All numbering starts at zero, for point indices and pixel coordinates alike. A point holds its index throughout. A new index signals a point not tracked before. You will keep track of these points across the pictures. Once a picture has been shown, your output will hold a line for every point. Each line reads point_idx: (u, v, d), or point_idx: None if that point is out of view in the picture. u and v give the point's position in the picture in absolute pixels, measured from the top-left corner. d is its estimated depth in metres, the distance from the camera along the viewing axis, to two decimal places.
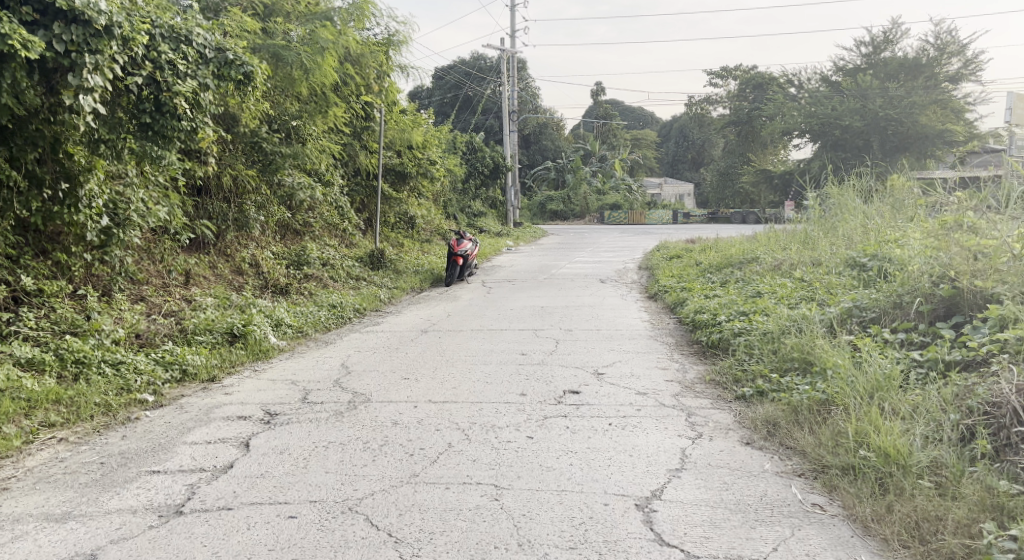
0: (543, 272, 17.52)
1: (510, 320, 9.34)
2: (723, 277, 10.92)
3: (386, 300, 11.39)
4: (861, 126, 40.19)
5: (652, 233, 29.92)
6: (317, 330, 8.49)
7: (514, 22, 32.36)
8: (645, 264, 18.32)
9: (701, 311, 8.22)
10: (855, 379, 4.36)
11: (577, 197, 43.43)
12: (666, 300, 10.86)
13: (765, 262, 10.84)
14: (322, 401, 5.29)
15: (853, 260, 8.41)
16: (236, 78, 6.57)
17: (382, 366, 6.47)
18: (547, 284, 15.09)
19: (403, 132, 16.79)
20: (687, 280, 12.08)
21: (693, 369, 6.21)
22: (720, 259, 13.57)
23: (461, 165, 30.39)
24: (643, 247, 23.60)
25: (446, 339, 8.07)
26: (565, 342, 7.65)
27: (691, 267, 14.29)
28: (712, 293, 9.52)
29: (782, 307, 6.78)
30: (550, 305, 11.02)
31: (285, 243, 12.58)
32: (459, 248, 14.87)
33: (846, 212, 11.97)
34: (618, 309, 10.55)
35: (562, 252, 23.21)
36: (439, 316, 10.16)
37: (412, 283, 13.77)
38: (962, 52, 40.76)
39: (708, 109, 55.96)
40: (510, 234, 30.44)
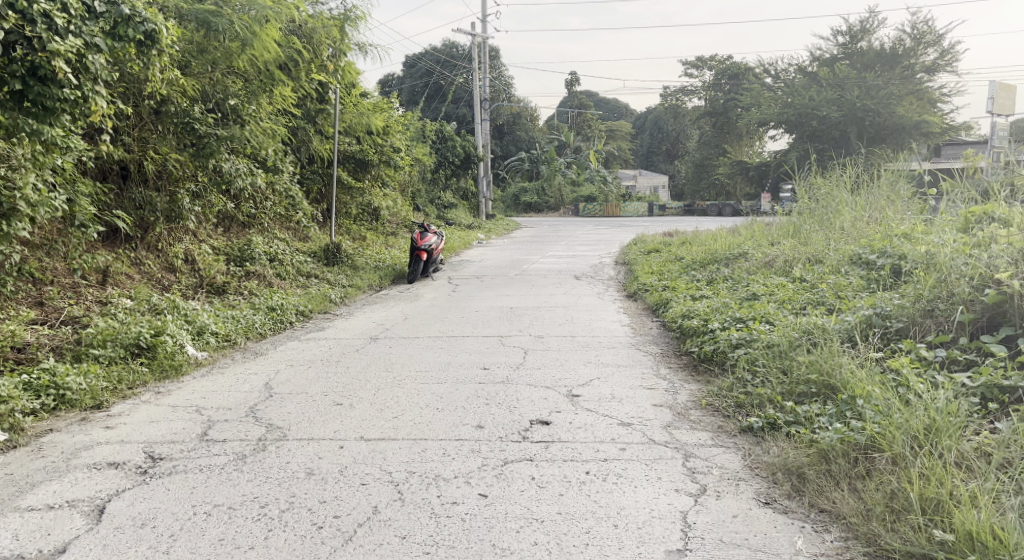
0: (513, 267, 16.49)
1: (473, 325, 8.28)
2: (708, 275, 9.96)
3: (337, 300, 10.37)
4: (838, 116, 39.59)
5: (628, 226, 29.00)
6: (249, 338, 7.38)
7: (484, 7, 31.24)
8: (623, 258, 17.36)
9: (689, 317, 7.20)
10: (905, 418, 3.37)
11: (551, 188, 42.41)
12: (647, 300, 9.86)
13: (754, 259, 9.86)
14: (224, 439, 4.18)
15: (858, 257, 7.46)
16: (135, 39, 5.51)
17: (314, 387, 5.39)
18: (518, 281, 14.06)
19: (362, 117, 15.63)
20: (668, 278, 11.07)
21: (685, 391, 5.21)
22: (702, 255, 12.60)
23: (430, 155, 29.19)
24: (619, 241, 22.65)
25: (396, 349, 6.99)
26: (535, 353, 6.62)
27: (672, 263, 13.32)
28: (698, 294, 8.53)
29: (787, 314, 5.79)
30: (519, 306, 9.97)
31: (227, 237, 11.51)
32: (423, 243, 13.79)
33: (840, 204, 11.05)
34: (594, 311, 9.53)
35: (536, 246, 22.19)
36: (395, 319, 9.07)
37: (370, 281, 12.66)
38: (939, 42, 40.26)
39: (683, 100, 55.19)
40: (481, 226, 29.35)
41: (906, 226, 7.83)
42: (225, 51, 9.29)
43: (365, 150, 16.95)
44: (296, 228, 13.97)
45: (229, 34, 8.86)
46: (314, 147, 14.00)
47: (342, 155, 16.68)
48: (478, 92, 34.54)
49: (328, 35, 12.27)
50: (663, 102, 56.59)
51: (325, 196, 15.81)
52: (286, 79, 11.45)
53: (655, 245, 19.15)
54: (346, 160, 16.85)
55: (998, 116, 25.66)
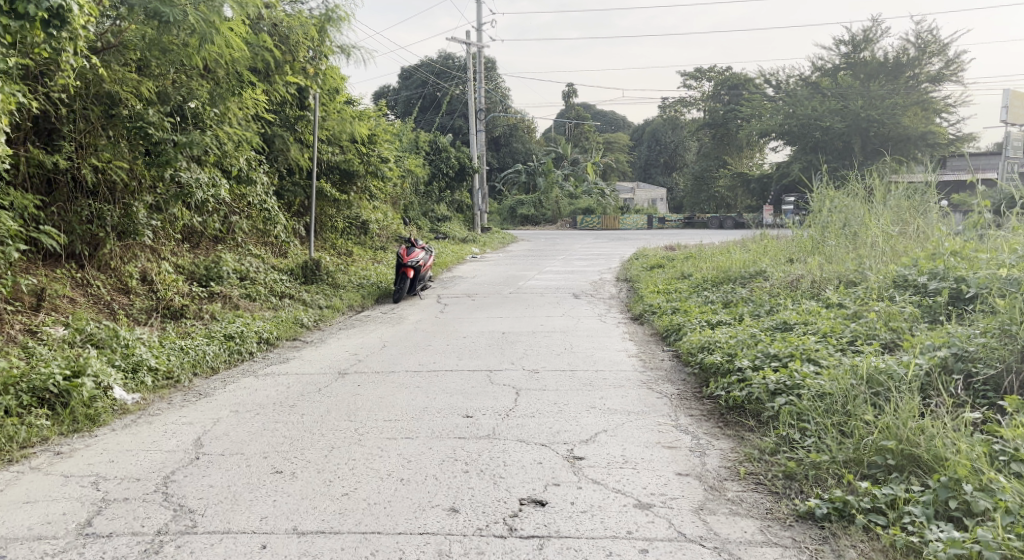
0: (509, 284, 15.51)
1: (459, 355, 7.28)
2: (723, 296, 8.96)
3: (312, 324, 9.37)
4: (841, 127, 38.70)
5: (627, 240, 27.96)
6: (195, 373, 6.36)
7: (479, 15, 30.44)
8: (624, 275, 16.36)
9: (710, 349, 6.19)
10: None
11: (549, 201, 41.47)
12: (655, 325, 8.87)
13: (774, 279, 8.85)
14: (112, 536, 3.16)
15: (904, 280, 6.47)
16: (39, 18, 4.53)
17: (253, 444, 4.38)
18: (513, 300, 13.08)
19: (347, 125, 14.64)
20: (677, 298, 10.06)
21: (715, 451, 4.22)
22: (712, 272, 11.60)
23: (422, 166, 28.22)
24: (619, 255, 21.65)
25: (366, 388, 5.99)
26: (529, 395, 5.61)
27: (678, 281, 12.31)
28: (717, 319, 7.53)
29: (835, 353, 4.80)
30: (512, 331, 8.97)
31: (193, 254, 10.51)
32: (410, 259, 12.80)
33: (866, 217, 10.07)
34: (597, 337, 8.53)
35: (532, 260, 21.17)
36: (375, 347, 8.07)
37: (352, 301, 11.67)
38: (944, 52, 39.38)
39: (682, 111, 54.36)
40: (476, 240, 28.34)
41: (956, 245, 6.85)
42: (182, 45, 8.16)
43: (350, 160, 15.99)
44: (273, 243, 12.99)
45: (183, 26, 7.69)
46: (293, 156, 12.99)
47: (326, 166, 15.71)
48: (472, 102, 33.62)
49: (306, 35, 11.26)
50: (662, 113, 55.77)
51: (305, 209, 14.82)
52: (256, 80, 10.44)
53: (657, 260, 18.14)
54: (330, 171, 15.89)
55: (1011, 125, 24.66)
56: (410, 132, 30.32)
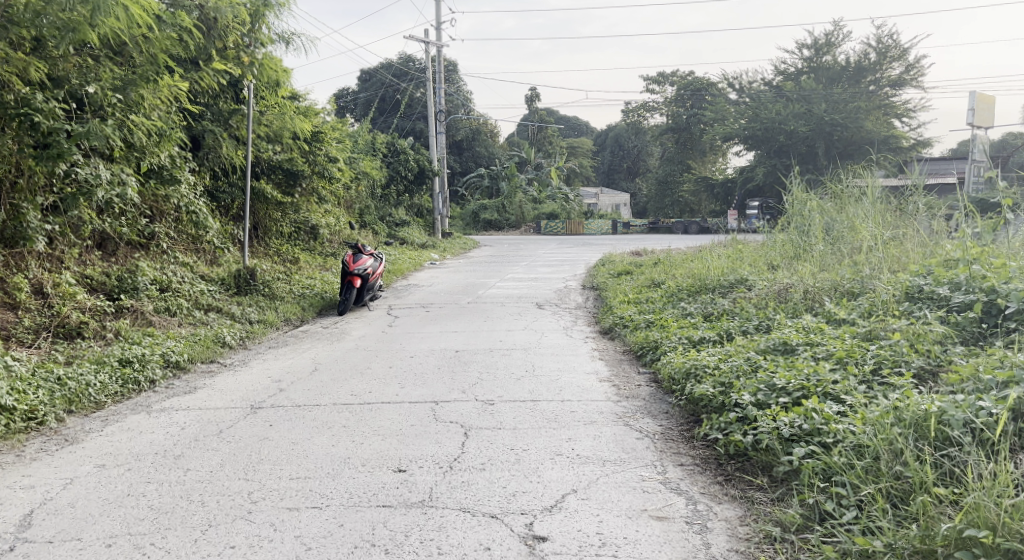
0: (467, 293, 14.42)
1: (401, 382, 6.20)
2: (704, 308, 7.98)
3: (235, 342, 8.22)
4: (806, 131, 38.21)
5: (591, 246, 26.99)
6: (68, 411, 5.19)
7: (438, 14, 29.46)
8: (590, 283, 15.36)
9: (696, 377, 5.17)
10: None
11: (511, 205, 40.45)
12: (627, 341, 7.85)
13: (760, 288, 7.89)
14: None
15: (919, 291, 5.54)
16: None
17: (101, 523, 3.25)
18: (471, 311, 12.02)
19: (288, 120, 13.43)
20: (650, 310, 9.04)
21: (720, 525, 3.23)
22: (687, 280, 10.63)
23: (378, 169, 26.99)
24: (584, 261, 20.65)
25: (279, 427, 4.88)
26: (481, 437, 4.57)
27: (649, 290, 11.34)
28: (702, 336, 6.53)
29: (862, 392, 3.83)
30: (466, 350, 7.91)
31: (104, 263, 9.31)
32: (356, 266, 11.66)
33: (856, 220, 9.17)
34: (562, 355, 7.49)
35: (494, 267, 20.11)
36: (306, 371, 6.94)
37: (289, 313, 10.53)
38: (904, 56, 38.98)
39: (645, 116, 53.83)
40: (436, 246, 27.21)
41: (973, 249, 5.94)
42: (74, 15, 6.92)
43: (294, 159, 14.80)
44: (203, 248, 11.90)
45: None
46: (225, 155, 11.82)
47: (267, 165, 14.50)
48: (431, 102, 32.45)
49: (238, 17, 10.09)
50: (625, 117, 55.23)
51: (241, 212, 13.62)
52: (175, 66, 9.23)
53: (623, 267, 17.17)
54: (273, 171, 14.69)
55: (977, 129, 24.13)
56: (367, 133, 29.07)
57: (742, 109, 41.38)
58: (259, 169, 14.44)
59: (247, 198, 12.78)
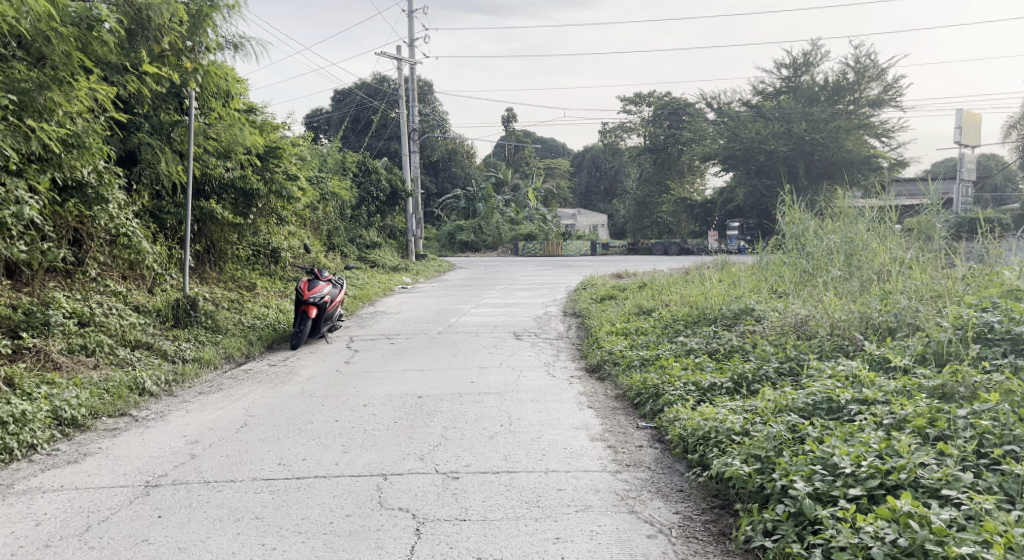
0: (438, 321, 13.22)
1: (344, 445, 5.02)
2: (709, 345, 6.85)
3: (157, 389, 7.00)
4: (786, 150, 37.39)
5: (569, 268, 25.81)
6: None
7: (410, 30, 28.43)
8: (572, 309, 14.19)
9: (716, 443, 4.09)
10: None
11: (488, 226, 39.36)
12: (620, 384, 6.67)
13: (772, 320, 6.77)
14: None
15: (992, 334, 4.46)
16: None
17: None
18: (441, 342, 10.83)
19: (238, 132, 12.10)
20: (643, 345, 7.88)
21: None
22: (682, 308, 9.50)
23: (348, 189, 25.78)
24: (564, 285, 19.46)
25: (170, 521, 3.70)
26: (442, 537, 3.47)
27: (640, 319, 10.18)
28: (719, 382, 5.43)
29: (970, 497, 3.06)
30: (430, 394, 6.73)
31: (12, 294, 8.09)
32: (312, 294, 10.46)
33: (875, 247, 8.12)
34: (543, 402, 6.30)
35: (469, 291, 18.90)
36: (233, 427, 5.74)
37: (229, 351, 9.29)
38: (882, 75, 38.07)
39: (622, 137, 53.10)
40: (410, 269, 25.99)
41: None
42: None
43: (247, 176, 13.61)
44: (141, 275, 10.70)
45: None
46: (165, 172, 10.70)
47: (217, 183, 13.28)
48: (403, 120, 31.33)
49: (179, 18, 8.90)
50: (603, 138, 54.52)
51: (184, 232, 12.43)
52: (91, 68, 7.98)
53: (607, 292, 16.02)
54: (224, 191, 13.52)
55: (966, 147, 23.13)
56: (337, 152, 27.89)
57: (720, 128, 40.61)
58: (207, 187, 13.20)
59: (186, 219, 11.65)
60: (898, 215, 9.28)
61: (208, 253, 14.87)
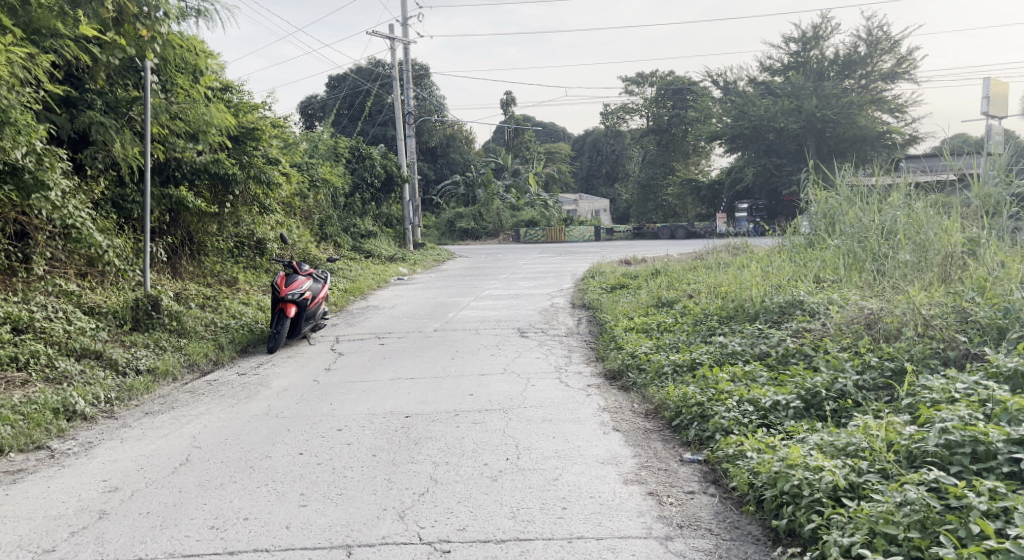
0: (434, 316, 12.06)
1: (304, 496, 3.88)
2: (757, 348, 5.66)
3: (93, 411, 5.84)
4: (796, 128, 36.04)
5: (574, 255, 24.61)
6: None
7: (402, 7, 27.10)
8: (581, 300, 13.01)
9: (812, 505, 3.22)
10: None
11: (489, 213, 38.14)
12: (651, 398, 5.50)
13: (834, 317, 5.61)
14: None
15: None
16: None
17: None
18: (437, 341, 9.68)
19: (201, 108, 10.86)
20: (672, 347, 6.67)
21: None
22: (710, 299, 8.33)
23: (340, 176, 24.57)
24: (570, 273, 18.24)
25: None
26: None
27: (661, 312, 8.97)
28: (784, 400, 4.29)
29: None
30: (421, 413, 5.58)
31: None
32: (289, 290, 9.30)
33: (946, 232, 6.91)
34: (558, 424, 5.13)
35: (469, 281, 17.73)
36: (170, 464, 4.58)
37: (192, 358, 8.12)
38: (895, 48, 36.62)
39: (624, 119, 51.74)
40: (407, 258, 24.82)
41: None
42: None
43: (221, 161, 12.44)
44: (100, 270, 9.52)
45: None
46: (120, 153, 9.53)
47: (189, 169, 12.09)
48: (397, 103, 30.06)
49: None
50: (605, 120, 53.17)
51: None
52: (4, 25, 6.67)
53: (618, 281, 14.81)
54: (197, 177, 12.34)
55: (993, 118, 21.76)
56: (328, 138, 26.67)
57: (727, 107, 39.24)
58: (178, 172, 12.01)
59: (145, 209, 10.44)
60: (957, 189, 8.07)
61: (184, 245, 13.66)
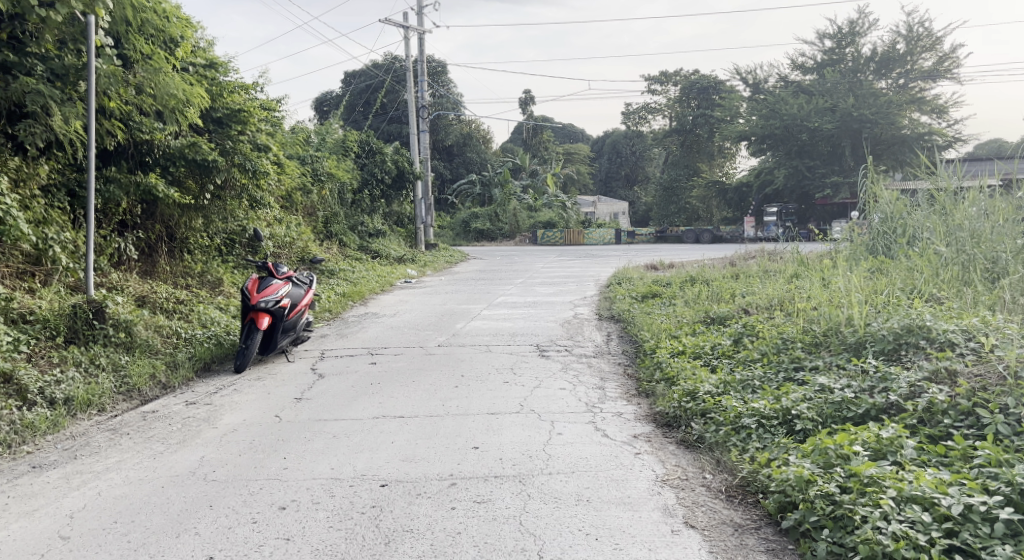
0: (440, 327, 10.44)
1: None
2: (882, 397, 4.04)
3: None
4: (831, 128, 34.17)
5: (596, 258, 22.94)
6: None
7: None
8: (609, 311, 11.35)
9: None
10: None
11: (505, 213, 36.54)
12: (731, 468, 3.90)
13: (998, 360, 3.97)
14: None
15: None
16: None
17: None
18: (440, 361, 8.06)
19: (164, 77, 9.01)
20: (747, 387, 4.99)
21: None
22: (778, 318, 6.66)
23: (346, 171, 22.99)
24: (593, 279, 16.58)
25: None
26: None
27: (718, 333, 7.28)
28: (986, 505, 2.86)
29: None
30: (402, 481, 4.00)
31: None
32: (262, 296, 7.69)
33: None
34: (598, 512, 3.48)
35: (482, 285, 16.10)
36: None
37: (131, 382, 6.51)
38: (936, 45, 34.68)
39: (647, 118, 49.98)
40: (417, 260, 23.21)
41: None
42: None
43: (199, 145, 10.90)
44: (43, 269, 8.02)
45: None
46: (62, 129, 8.03)
47: (161, 153, 10.57)
48: (410, 96, 28.51)
49: None
50: (626, 120, 51.45)
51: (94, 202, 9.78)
52: None
53: (649, 289, 13.15)
54: (171, 163, 10.82)
55: None
56: (336, 131, 25.12)
57: (756, 105, 37.39)
58: (148, 157, 10.50)
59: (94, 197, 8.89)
60: None
61: (162, 241, 12.13)
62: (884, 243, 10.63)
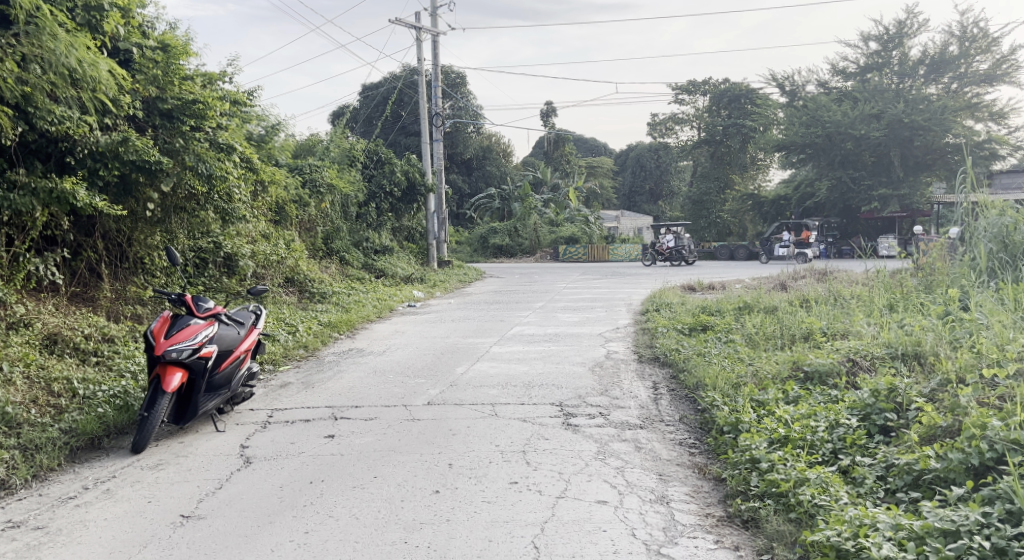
0: (435, 374, 8.04)
1: None
2: None
3: None
4: (878, 136, 31.49)
5: (626, 278, 20.44)
6: None
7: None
8: (652, 352, 8.90)
9: None
10: None
11: (525, 229, 34.12)
12: None
13: None
14: None
15: None
16: None
17: None
18: (420, 433, 5.69)
19: (53, 39, 6.70)
20: (965, 553, 2.89)
21: None
22: (946, 393, 4.22)
23: (348, 182, 20.73)
24: (624, 304, 14.12)
25: None
26: None
27: (832, 404, 4.85)
28: None
29: None
30: None
31: None
32: (166, 347, 5.39)
33: None
34: None
35: (493, 312, 13.69)
36: None
37: None
38: (992, 46, 31.89)
39: (675, 129, 47.46)
40: (427, 281, 20.87)
41: None
42: None
43: (135, 142, 8.64)
44: None
45: None
46: None
47: (86, 153, 8.38)
48: (422, 104, 26.30)
49: None
50: (653, 130, 48.97)
51: None
52: None
53: (697, 319, 10.68)
54: (103, 166, 8.65)
55: None
56: (340, 140, 22.91)
57: (796, 113, 34.82)
58: (68, 157, 8.36)
59: None
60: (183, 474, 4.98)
61: (105, 262, 9.90)
62: (1008, 267, 8.10)
